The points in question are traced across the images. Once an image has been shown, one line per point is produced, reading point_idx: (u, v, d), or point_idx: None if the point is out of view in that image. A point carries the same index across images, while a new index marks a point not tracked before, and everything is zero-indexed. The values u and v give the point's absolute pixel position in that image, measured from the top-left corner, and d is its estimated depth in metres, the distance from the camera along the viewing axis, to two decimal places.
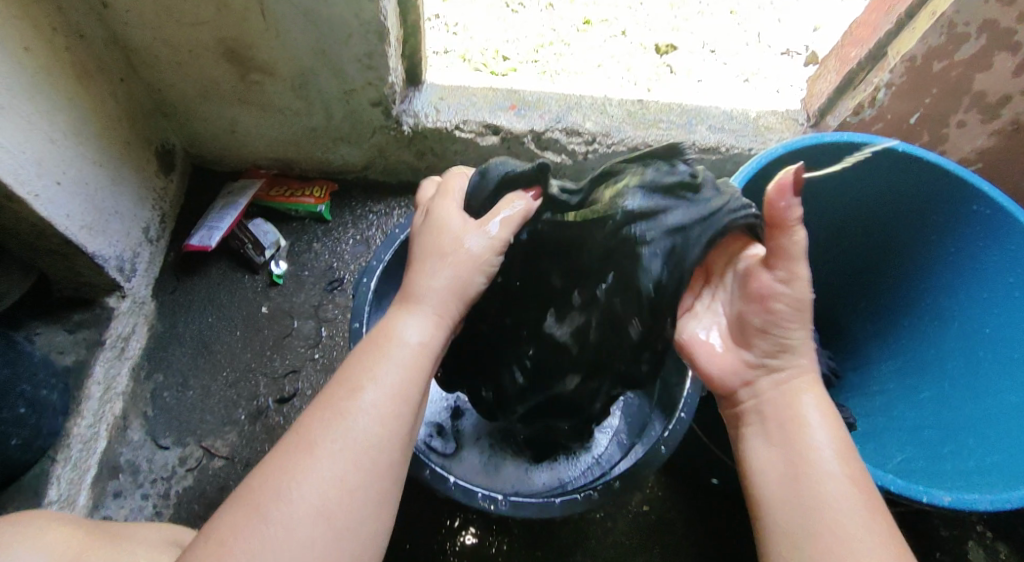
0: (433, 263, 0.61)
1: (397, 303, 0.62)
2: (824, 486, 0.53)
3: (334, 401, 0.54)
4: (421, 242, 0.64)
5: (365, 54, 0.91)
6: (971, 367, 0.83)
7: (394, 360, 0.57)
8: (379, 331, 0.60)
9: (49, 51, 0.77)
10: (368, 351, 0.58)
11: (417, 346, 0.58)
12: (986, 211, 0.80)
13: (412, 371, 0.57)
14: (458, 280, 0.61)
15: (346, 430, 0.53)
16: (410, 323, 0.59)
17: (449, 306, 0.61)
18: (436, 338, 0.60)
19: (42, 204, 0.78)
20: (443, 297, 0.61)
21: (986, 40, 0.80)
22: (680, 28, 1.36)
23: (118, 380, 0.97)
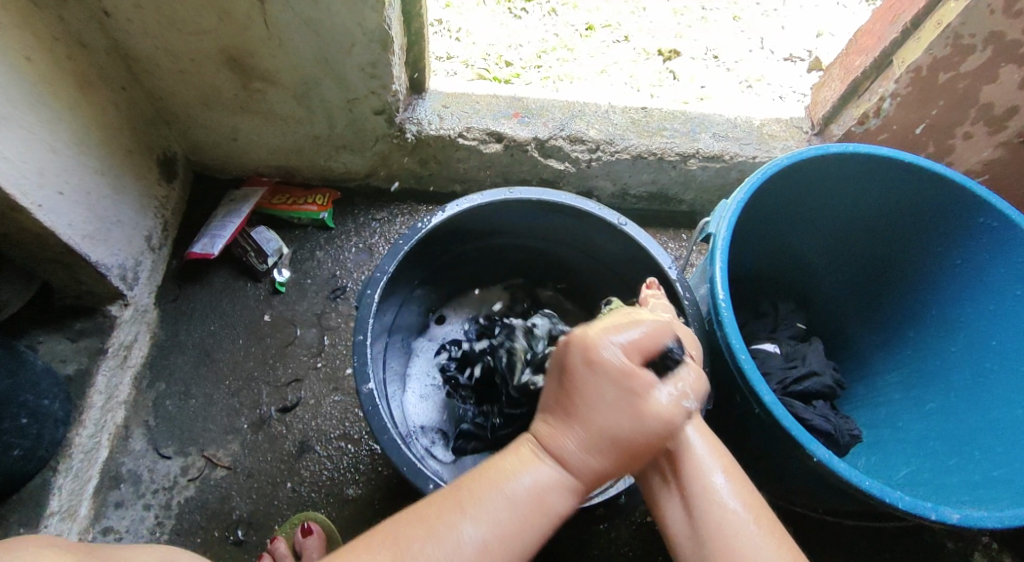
0: (586, 430, 0.53)
1: (537, 437, 0.55)
2: (713, 501, 0.53)
3: (433, 524, 0.50)
4: (587, 395, 0.53)
5: (367, 63, 0.91)
6: (977, 379, 0.83)
7: (508, 500, 0.51)
8: (508, 452, 0.55)
9: (50, 61, 0.77)
10: (483, 477, 0.53)
11: (532, 493, 0.52)
12: (992, 223, 0.80)
13: (530, 528, 0.51)
14: (609, 451, 0.53)
15: (445, 557, 0.48)
16: (529, 474, 0.53)
17: (593, 476, 0.54)
18: (561, 504, 0.53)
19: (44, 214, 0.77)
20: (581, 470, 0.53)
21: (992, 52, 0.79)
22: (683, 34, 1.36)
23: (119, 389, 0.97)
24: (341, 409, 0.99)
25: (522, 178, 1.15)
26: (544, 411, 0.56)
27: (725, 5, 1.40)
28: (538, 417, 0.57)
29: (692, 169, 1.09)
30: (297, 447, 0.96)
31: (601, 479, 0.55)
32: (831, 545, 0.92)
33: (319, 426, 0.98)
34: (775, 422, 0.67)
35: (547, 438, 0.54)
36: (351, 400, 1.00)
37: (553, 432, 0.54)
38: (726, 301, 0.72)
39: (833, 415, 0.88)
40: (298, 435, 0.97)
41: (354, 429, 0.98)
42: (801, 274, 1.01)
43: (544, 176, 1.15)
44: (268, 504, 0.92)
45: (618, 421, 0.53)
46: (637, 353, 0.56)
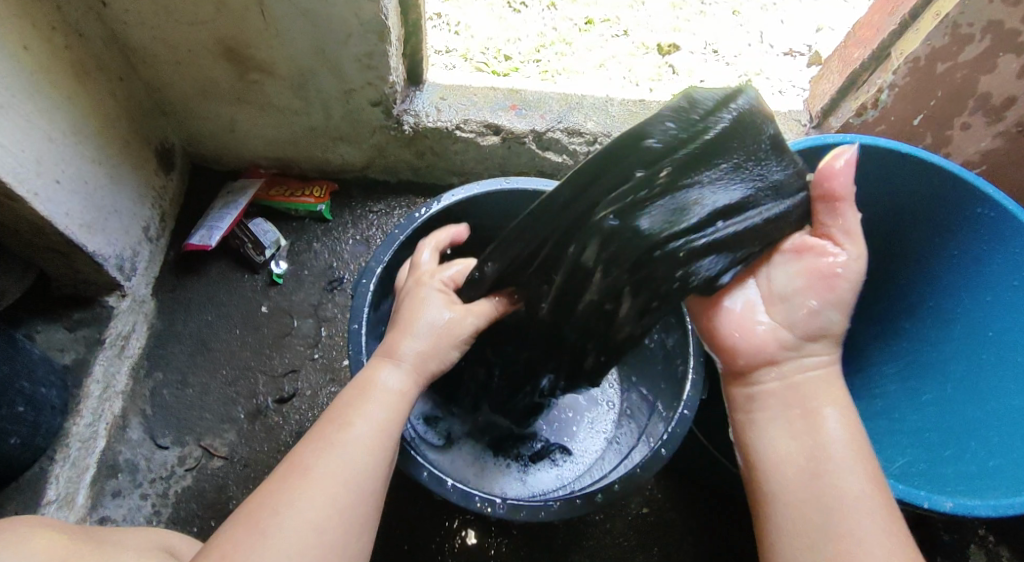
0: (411, 331, 0.64)
1: (378, 355, 0.64)
2: (837, 479, 0.53)
3: (307, 448, 0.55)
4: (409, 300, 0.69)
5: (364, 54, 0.91)
6: (974, 370, 0.83)
7: (382, 399, 0.59)
8: (354, 386, 0.61)
9: (48, 50, 0.77)
10: (348, 399, 0.59)
11: (398, 392, 0.61)
12: (989, 214, 0.80)
13: (393, 414, 0.59)
14: (439, 339, 0.65)
15: (338, 453, 0.55)
16: (389, 372, 0.61)
17: (423, 369, 0.63)
18: (404, 390, 0.61)
19: (41, 203, 0.77)
20: (401, 390, 0.61)
21: (990, 42, 0.79)
22: (682, 28, 1.36)
23: (117, 379, 0.97)
24: None
25: (520, 170, 1.15)
26: (408, 344, 0.63)
27: None
28: (382, 344, 0.65)
29: None
30: (294, 437, 0.96)
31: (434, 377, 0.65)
32: None
33: (316, 416, 0.98)
34: None
35: (391, 349, 0.63)
36: None
37: (392, 344, 0.64)
38: None
39: None
40: (295, 425, 0.97)
41: None
42: None
43: (541, 168, 1.14)
44: None
45: (411, 310, 0.67)
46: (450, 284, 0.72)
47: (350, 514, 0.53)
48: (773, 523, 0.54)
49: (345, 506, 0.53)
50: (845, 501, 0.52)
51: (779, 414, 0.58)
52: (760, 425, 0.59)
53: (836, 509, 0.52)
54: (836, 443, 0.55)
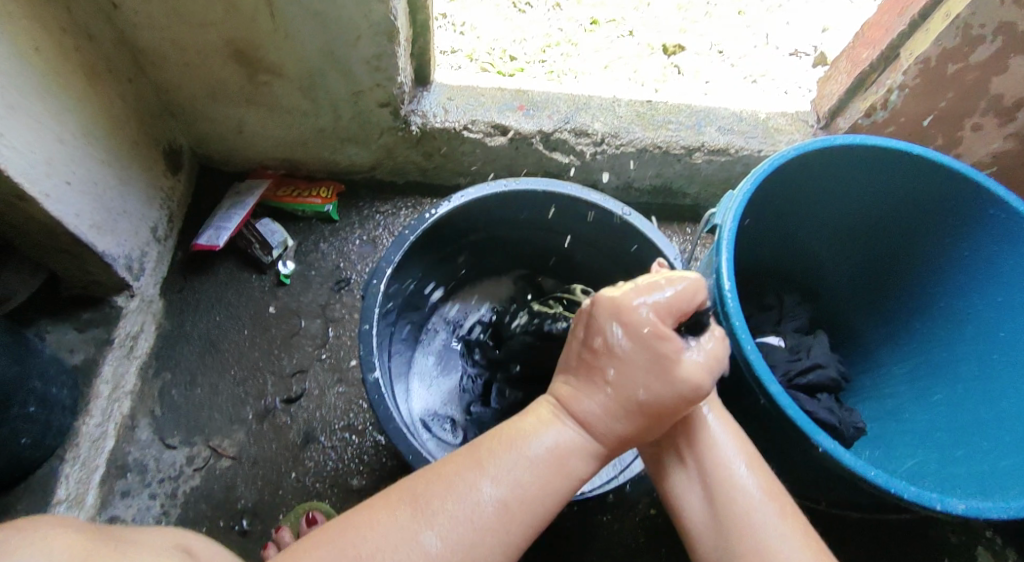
0: (578, 397, 0.59)
1: (557, 399, 0.60)
2: (733, 482, 0.59)
3: (456, 473, 0.55)
4: (602, 304, 0.59)
5: (373, 55, 0.91)
6: (984, 371, 0.83)
7: (531, 462, 0.56)
8: (529, 414, 0.60)
9: (58, 50, 0.77)
10: (486, 455, 0.56)
11: (552, 452, 0.56)
12: (999, 215, 0.79)
13: (548, 488, 0.55)
14: (635, 416, 0.57)
15: (508, 471, 0.54)
16: (550, 434, 0.58)
17: (564, 464, 0.57)
18: (579, 463, 0.58)
19: (51, 204, 0.78)
20: (603, 435, 0.58)
21: (1000, 44, 0.79)
22: (688, 29, 1.36)
23: (125, 379, 0.97)
24: (345, 400, 1.00)
25: (527, 171, 1.15)
26: (590, 404, 0.58)
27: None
28: (562, 381, 0.61)
29: (697, 162, 1.09)
30: (302, 438, 0.96)
31: (586, 458, 0.58)
32: (834, 537, 0.92)
33: (324, 416, 0.98)
34: (781, 412, 0.67)
35: (564, 403, 0.59)
36: (356, 391, 1.01)
37: (574, 400, 0.59)
38: (731, 291, 0.72)
39: (838, 407, 0.88)
40: (303, 425, 0.97)
41: (358, 420, 0.98)
42: (806, 267, 1.00)
43: (548, 169, 1.14)
44: (274, 493, 0.93)
45: (653, 386, 0.57)
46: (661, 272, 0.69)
47: (427, 548, 0.51)
48: (705, 520, 0.59)
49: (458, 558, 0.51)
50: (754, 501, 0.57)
51: (715, 419, 0.63)
52: (680, 435, 0.63)
53: (742, 505, 0.57)
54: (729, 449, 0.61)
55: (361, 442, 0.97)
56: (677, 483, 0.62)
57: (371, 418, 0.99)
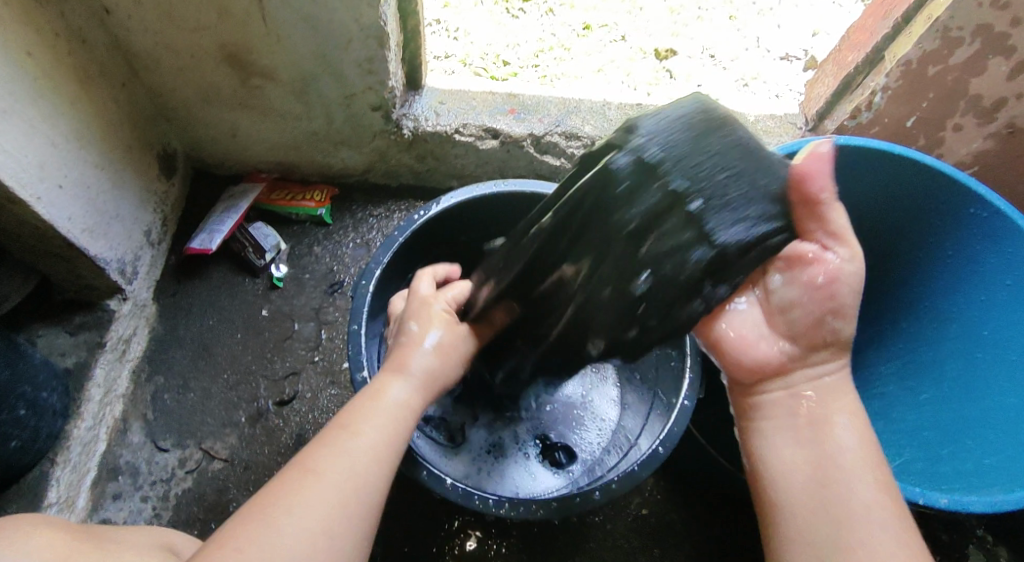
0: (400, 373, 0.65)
1: (390, 371, 0.66)
2: (840, 455, 0.56)
3: (338, 433, 0.59)
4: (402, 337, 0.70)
5: (364, 59, 0.92)
6: (970, 369, 0.83)
7: (411, 380, 0.65)
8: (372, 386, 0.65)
9: (52, 55, 0.78)
10: (361, 405, 0.62)
11: (402, 403, 0.63)
12: (980, 214, 0.81)
13: (401, 426, 0.62)
14: (435, 381, 0.67)
15: (382, 419, 0.61)
16: (399, 387, 0.64)
17: (433, 381, 0.67)
18: (417, 399, 0.65)
19: (44, 207, 0.78)
20: (429, 377, 0.67)
21: (980, 45, 0.80)
22: (679, 33, 1.37)
23: (118, 383, 0.97)
24: (338, 403, 1.00)
25: (519, 174, 1.16)
26: (419, 359, 0.67)
27: (720, 5, 1.41)
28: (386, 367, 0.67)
29: None
30: (294, 440, 0.97)
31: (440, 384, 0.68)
32: None
33: (316, 419, 0.99)
34: None
35: (402, 363, 0.66)
36: (348, 393, 1.01)
37: (402, 359, 0.67)
38: None
39: None
40: (295, 428, 0.98)
41: None
42: None
43: (540, 172, 1.15)
44: None
45: (433, 362, 0.68)
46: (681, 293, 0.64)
47: (365, 493, 0.56)
48: (795, 524, 0.56)
49: (349, 502, 0.54)
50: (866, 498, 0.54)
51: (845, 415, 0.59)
52: (790, 418, 0.60)
53: (837, 508, 0.54)
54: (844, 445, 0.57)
55: None
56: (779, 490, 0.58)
57: None
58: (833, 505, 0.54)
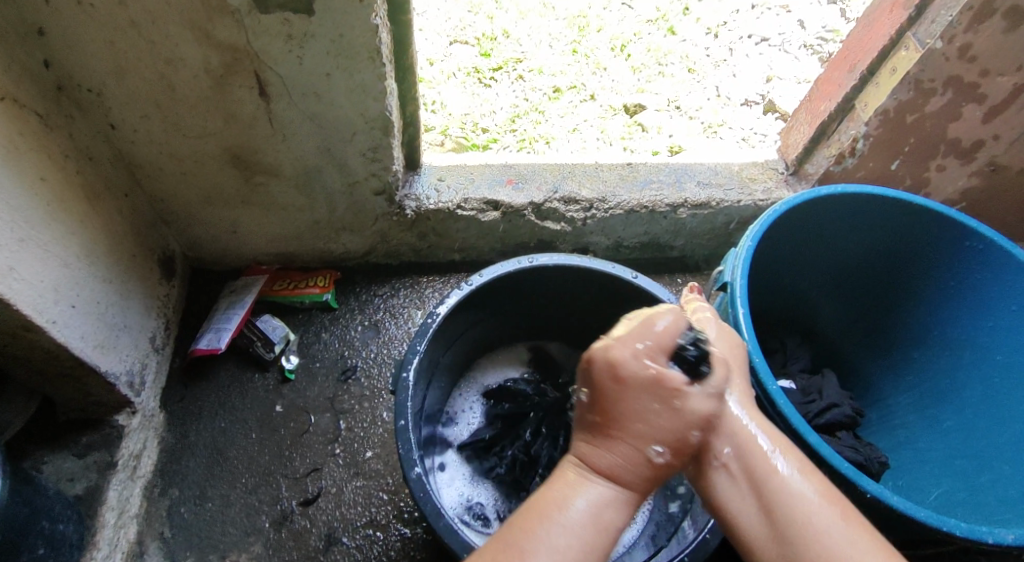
0: (624, 435, 0.51)
1: (580, 460, 0.53)
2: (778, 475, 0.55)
3: (548, 492, 0.52)
4: (623, 386, 0.51)
5: (369, 148, 0.93)
6: (988, 394, 0.88)
7: (568, 527, 0.49)
8: (555, 480, 0.53)
9: (62, 176, 0.77)
10: (537, 510, 0.50)
11: (588, 513, 0.50)
12: (977, 245, 0.87)
13: (596, 548, 0.49)
14: (663, 434, 0.51)
15: (564, 534, 0.48)
16: (590, 493, 0.51)
17: (638, 480, 0.52)
18: (617, 517, 0.51)
19: (59, 330, 0.75)
20: (634, 470, 0.51)
21: (950, 94, 0.87)
22: (645, 89, 1.43)
23: (131, 502, 0.91)
24: (365, 495, 0.96)
25: (521, 241, 1.17)
26: (609, 453, 0.52)
27: (679, 59, 1.49)
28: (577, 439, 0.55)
29: (681, 217, 1.13)
30: (323, 541, 0.92)
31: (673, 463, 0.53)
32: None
33: (344, 515, 0.94)
34: (823, 462, 0.69)
35: (589, 453, 0.53)
36: (375, 483, 0.97)
37: (588, 449, 0.53)
38: (752, 343, 0.75)
39: (860, 444, 0.90)
40: (323, 528, 0.93)
41: (380, 514, 0.94)
42: (800, 308, 1.05)
43: (540, 237, 1.17)
44: None
45: (663, 421, 0.51)
46: (661, 354, 0.53)
47: None
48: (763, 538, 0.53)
49: (596, 558, 0.48)
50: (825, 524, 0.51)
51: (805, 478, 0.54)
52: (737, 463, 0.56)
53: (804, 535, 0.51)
54: (801, 491, 0.53)
55: (385, 538, 0.92)
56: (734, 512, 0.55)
57: (393, 511, 0.95)
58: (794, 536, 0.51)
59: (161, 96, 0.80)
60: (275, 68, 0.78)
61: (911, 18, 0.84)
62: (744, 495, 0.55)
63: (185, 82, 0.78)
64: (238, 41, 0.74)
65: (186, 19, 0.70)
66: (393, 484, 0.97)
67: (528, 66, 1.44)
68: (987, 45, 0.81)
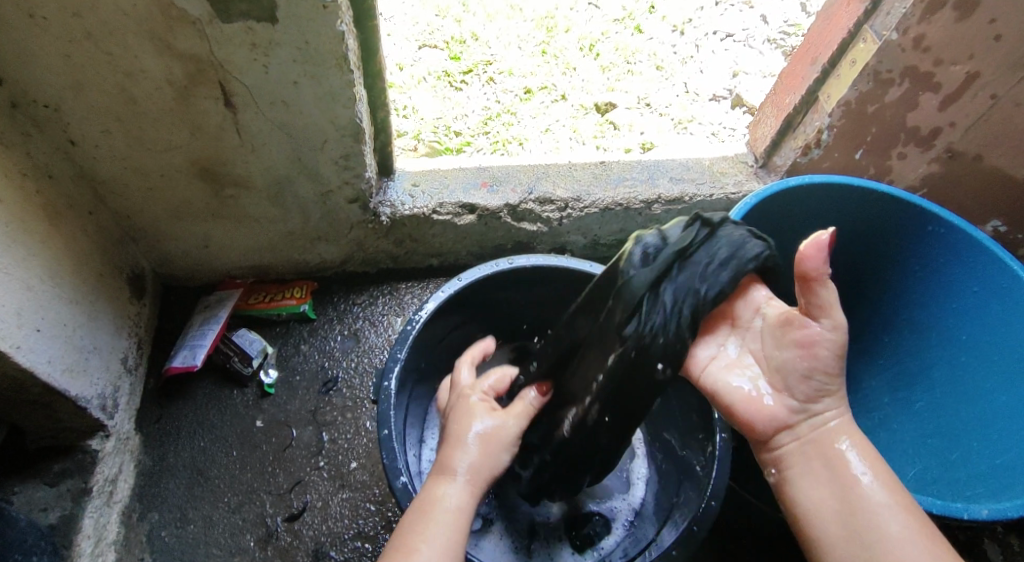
0: (465, 442, 0.66)
1: (437, 468, 0.65)
2: (855, 482, 0.57)
3: (427, 498, 0.63)
4: (455, 420, 0.70)
5: (341, 156, 0.92)
6: (958, 373, 0.90)
7: (443, 525, 0.60)
8: (427, 488, 0.64)
9: (19, 197, 0.75)
10: (414, 514, 0.62)
11: (454, 509, 0.61)
12: (939, 229, 0.89)
13: (452, 535, 0.60)
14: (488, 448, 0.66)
15: (431, 528, 0.60)
16: (449, 489, 0.63)
17: (481, 477, 0.65)
18: (467, 502, 0.63)
19: (23, 355, 0.73)
20: (474, 471, 0.64)
21: (908, 84, 0.89)
22: (615, 87, 1.44)
23: (108, 529, 0.89)
24: (352, 507, 0.95)
25: (498, 243, 1.17)
26: (463, 457, 0.65)
27: (646, 57, 1.50)
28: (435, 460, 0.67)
29: (656, 213, 1.14)
30: (311, 556, 0.91)
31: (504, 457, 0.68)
32: None
33: (331, 529, 0.93)
34: None
35: (447, 464, 0.65)
36: (361, 495, 0.96)
37: (446, 457, 0.65)
38: None
39: None
40: (310, 543, 0.92)
41: (368, 525, 0.93)
42: (776, 299, 1.07)
43: (518, 239, 1.17)
44: None
45: (479, 460, 0.65)
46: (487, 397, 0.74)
47: None
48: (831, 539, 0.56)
49: (459, 539, 0.60)
50: (885, 509, 0.55)
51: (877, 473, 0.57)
52: (812, 465, 0.59)
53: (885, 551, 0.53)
54: (871, 484, 0.57)
55: (375, 549, 0.91)
56: (804, 505, 0.59)
57: (381, 521, 0.94)
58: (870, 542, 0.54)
59: (123, 111, 0.78)
60: (240, 78, 0.77)
61: (868, 10, 0.87)
62: (821, 501, 0.58)
63: (148, 95, 0.77)
64: (201, 51, 0.72)
65: (147, 31, 0.69)
66: (380, 494, 0.96)
67: (497, 68, 1.44)
68: (941, 36, 0.83)
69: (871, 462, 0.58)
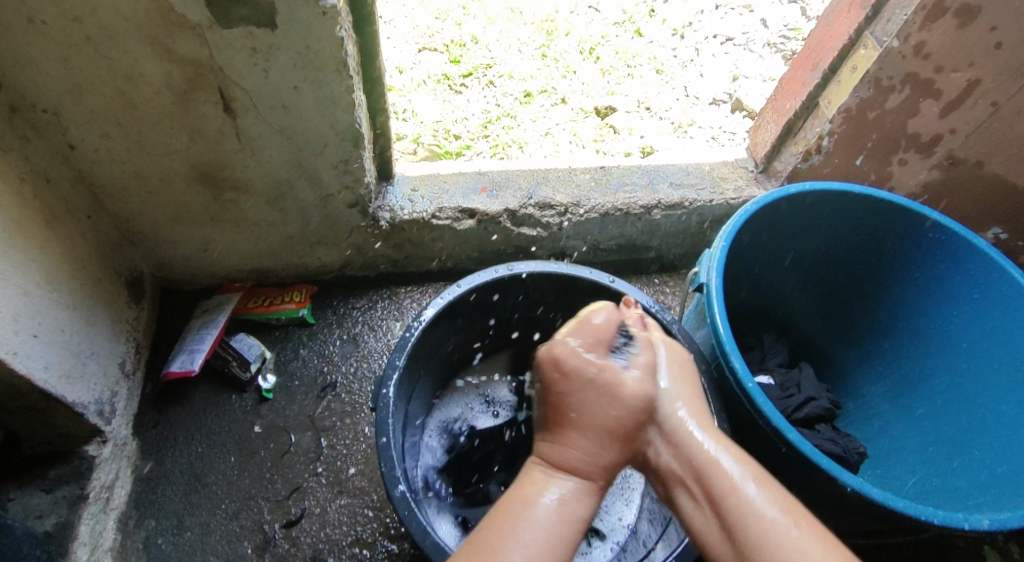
0: (581, 430, 0.58)
1: (546, 458, 0.59)
2: (711, 461, 0.57)
3: (520, 496, 0.56)
4: (586, 393, 0.59)
5: (340, 160, 0.91)
6: (958, 380, 0.90)
7: (535, 533, 0.53)
8: (524, 480, 0.58)
9: (18, 202, 0.75)
10: (505, 511, 0.55)
11: (555, 511, 0.55)
12: (940, 236, 0.88)
13: (562, 541, 0.53)
14: (611, 435, 0.59)
15: (531, 528, 0.53)
16: (556, 490, 0.56)
17: (602, 475, 0.58)
18: (582, 508, 0.56)
19: (20, 361, 0.73)
20: (590, 467, 0.58)
21: (909, 91, 0.89)
22: (615, 91, 1.44)
23: (105, 536, 0.88)
24: (350, 513, 0.94)
25: (498, 248, 1.17)
26: (580, 452, 0.58)
27: (646, 60, 1.50)
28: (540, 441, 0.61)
29: (656, 218, 1.14)
30: None
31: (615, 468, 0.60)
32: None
33: (330, 535, 0.93)
34: (804, 458, 0.70)
35: (559, 455, 0.58)
36: (360, 501, 0.95)
37: (561, 445, 0.59)
38: (729, 342, 0.76)
39: (838, 436, 0.92)
40: (308, 550, 0.91)
41: (366, 532, 0.93)
42: (777, 305, 1.06)
43: (517, 244, 1.16)
44: None
45: (610, 409, 0.59)
46: (601, 347, 0.62)
47: None
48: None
49: (566, 548, 0.53)
50: (744, 488, 0.54)
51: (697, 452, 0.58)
52: (676, 461, 0.59)
53: (758, 530, 0.51)
54: (722, 464, 0.57)
55: (373, 555, 0.91)
56: (689, 512, 0.57)
57: (380, 528, 0.93)
58: (738, 529, 0.53)
59: (121, 116, 0.78)
60: (240, 83, 0.76)
61: (869, 17, 0.86)
62: (698, 501, 0.57)
63: (147, 100, 0.76)
64: (200, 56, 0.72)
65: (146, 36, 0.69)
66: (378, 500, 0.96)
67: (497, 71, 1.43)
68: (942, 43, 0.83)
69: (723, 444, 0.59)
